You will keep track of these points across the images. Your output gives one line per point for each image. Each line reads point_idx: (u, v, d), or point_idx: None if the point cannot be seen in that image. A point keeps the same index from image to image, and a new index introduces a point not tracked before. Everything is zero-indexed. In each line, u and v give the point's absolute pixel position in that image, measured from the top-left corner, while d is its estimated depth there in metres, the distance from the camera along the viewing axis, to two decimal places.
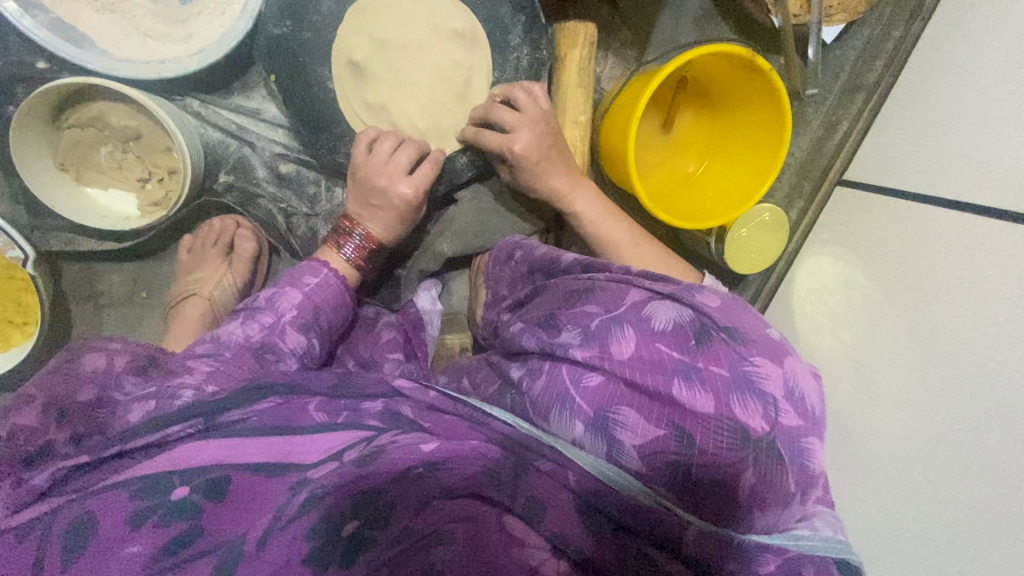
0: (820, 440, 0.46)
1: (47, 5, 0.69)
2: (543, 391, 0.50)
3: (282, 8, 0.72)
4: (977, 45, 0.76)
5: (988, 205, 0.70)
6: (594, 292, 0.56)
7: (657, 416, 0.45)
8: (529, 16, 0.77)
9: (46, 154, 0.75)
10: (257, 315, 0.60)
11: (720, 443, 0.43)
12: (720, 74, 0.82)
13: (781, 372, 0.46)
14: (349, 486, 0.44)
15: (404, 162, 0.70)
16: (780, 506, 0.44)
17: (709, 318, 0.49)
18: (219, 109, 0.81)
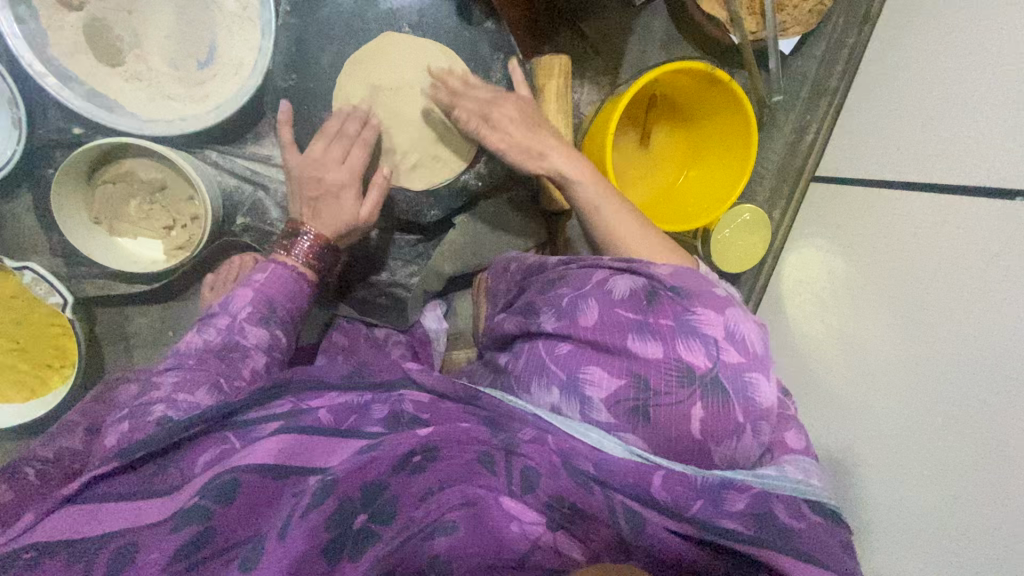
0: (764, 375, 0.51)
1: (81, 77, 0.79)
2: (523, 366, 0.56)
3: (287, 64, 0.81)
4: (923, 45, 0.84)
5: (953, 184, 0.75)
6: (565, 277, 0.61)
7: (619, 369, 0.50)
8: (507, 53, 0.86)
9: (83, 208, 0.84)
10: (212, 318, 0.65)
11: (669, 381, 0.49)
12: (686, 89, 0.89)
13: (722, 319, 0.52)
14: (356, 479, 0.46)
15: (332, 157, 0.77)
16: (731, 438, 0.49)
17: (659, 281, 0.55)
18: (234, 157, 0.89)
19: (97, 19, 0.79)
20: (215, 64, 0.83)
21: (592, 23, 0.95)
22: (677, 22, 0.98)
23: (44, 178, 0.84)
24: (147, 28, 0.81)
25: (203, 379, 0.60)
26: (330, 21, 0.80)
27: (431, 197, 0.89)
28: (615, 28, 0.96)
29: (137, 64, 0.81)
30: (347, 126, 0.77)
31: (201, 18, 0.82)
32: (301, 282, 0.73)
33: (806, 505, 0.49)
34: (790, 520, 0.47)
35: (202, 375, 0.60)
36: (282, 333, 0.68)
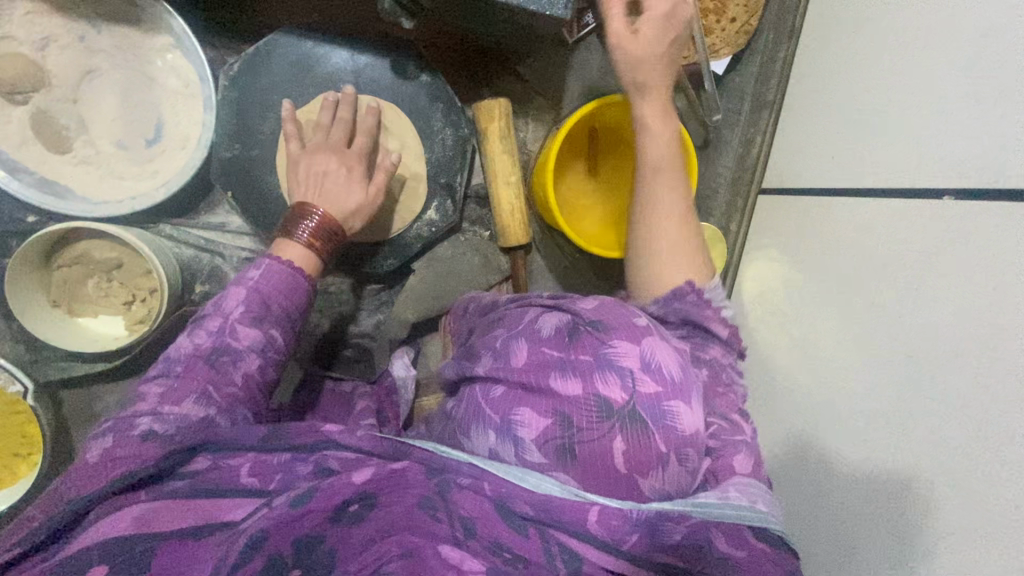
0: (685, 404, 0.50)
1: (31, 167, 0.81)
2: (463, 413, 0.56)
3: (230, 134, 0.83)
4: (847, 57, 0.86)
5: (881, 185, 0.75)
6: (506, 317, 0.63)
7: (544, 408, 0.50)
8: (445, 103, 0.88)
9: (41, 294, 0.85)
10: (204, 321, 0.61)
11: (589, 417, 0.49)
12: (626, 121, 0.93)
13: (638, 350, 0.52)
14: (288, 532, 0.46)
15: (338, 139, 0.77)
16: (658, 469, 0.49)
17: (582, 316, 0.55)
18: (189, 229, 0.91)
19: (42, 110, 0.81)
20: (163, 141, 0.85)
21: (530, 65, 0.98)
22: (613, 56, 1.00)
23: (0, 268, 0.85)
24: (93, 114, 0.83)
25: (190, 390, 0.57)
26: (269, 89, 0.82)
27: (387, 247, 0.91)
28: (553, 68, 1.00)
29: (85, 149, 0.83)
30: (340, 108, 0.79)
31: (145, 99, 0.84)
32: (296, 276, 0.66)
33: (751, 530, 0.50)
34: (729, 549, 0.48)
35: (188, 387, 0.57)
36: (279, 333, 0.63)
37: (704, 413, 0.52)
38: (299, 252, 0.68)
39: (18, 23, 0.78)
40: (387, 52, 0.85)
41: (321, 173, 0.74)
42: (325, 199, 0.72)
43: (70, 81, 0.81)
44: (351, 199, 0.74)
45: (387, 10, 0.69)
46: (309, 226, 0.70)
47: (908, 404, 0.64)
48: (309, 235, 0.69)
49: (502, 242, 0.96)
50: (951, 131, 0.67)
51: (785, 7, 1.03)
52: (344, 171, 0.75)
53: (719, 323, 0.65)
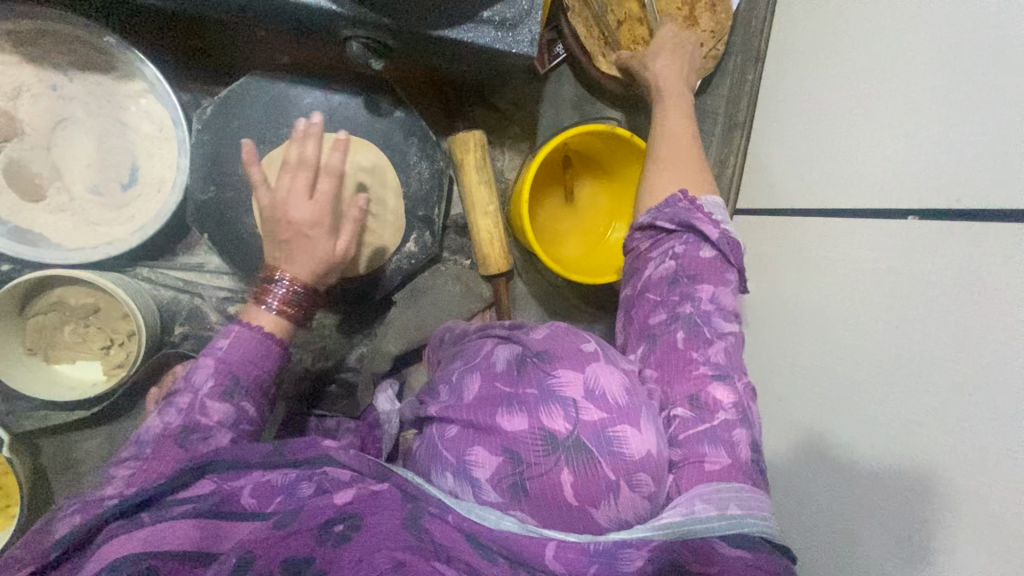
0: (632, 425, 0.50)
1: (4, 216, 0.80)
2: (423, 454, 0.57)
3: (205, 176, 0.83)
4: (808, 80, 0.88)
5: (848, 205, 0.76)
6: (463, 352, 0.64)
7: (495, 446, 0.50)
8: (420, 137, 0.89)
9: (17, 343, 0.84)
10: (174, 397, 0.58)
11: (535, 450, 0.49)
12: (596, 148, 0.94)
13: (581, 377, 0.52)
14: (276, 552, 0.44)
15: (300, 184, 0.66)
16: (608, 497, 0.49)
17: (529, 349, 0.56)
18: (166, 271, 0.90)
19: (14, 160, 0.80)
20: (139, 185, 0.85)
21: (503, 97, 1.00)
22: (584, 84, 1.03)
23: None
24: (67, 161, 0.83)
25: (157, 472, 0.54)
26: (243, 131, 0.83)
27: (366, 281, 0.92)
28: (526, 99, 1.01)
29: (60, 196, 0.83)
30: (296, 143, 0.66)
31: (121, 144, 0.84)
32: (267, 343, 0.63)
33: (723, 540, 0.48)
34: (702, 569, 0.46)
35: (156, 468, 0.54)
36: (250, 405, 0.60)
37: (653, 429, 0.51)
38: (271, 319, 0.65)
39: None
40: (360, 90, 0.86)
41: (288, 237, 0.66)
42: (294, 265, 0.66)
43: (43, 129, 0.81)
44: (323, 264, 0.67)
45: (354, 52, 0.71)
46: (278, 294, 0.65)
47: (896, 423, 0.64)
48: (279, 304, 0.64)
49: (483, 271, 0.96)
50: (908, 153, 0.68)
51: (750, 32, 1.05)
52: (312, 229, 0.65)
53: (711, 224, 0.64)
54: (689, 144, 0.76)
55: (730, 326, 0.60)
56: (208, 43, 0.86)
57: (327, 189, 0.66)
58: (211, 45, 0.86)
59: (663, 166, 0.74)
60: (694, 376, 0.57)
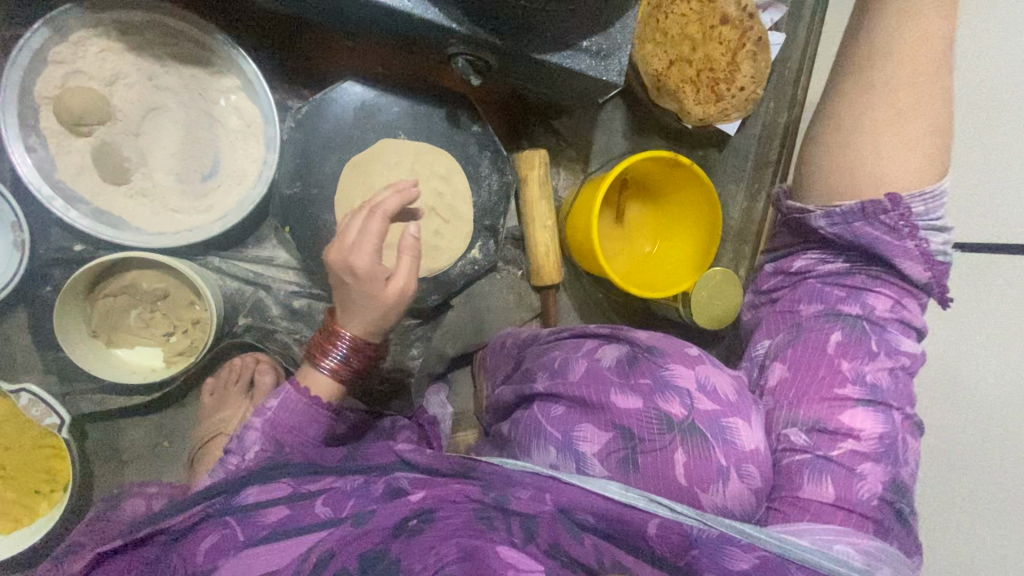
0: (742, 420, 0.60)
1: (87, 198, 0.82)
2: (525, 430, 0.65)
3: (291, 173, 0.87)
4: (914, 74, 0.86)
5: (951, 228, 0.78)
6: (558, 344, 0.73)
7: (605, 424, 0.60)
8: (492, 151, 0.95)
9: (82, 324, 0.84)
10: (223, 458, 0.64)
11: (651, 429, 0.58)
12: (652, 172, 1.00)
13: (693, 373, 0.62)
14: (351, 548, 0.48)
15: (362, 237, 0.63)
16: (720, 481, 0.57)
17: (638, 346, 0.66)
18: (235, 261, 0.91)
19: (105, 143, 0.82)
20: (221, 176, 0.87)
21: (564, 120, 1.06)
22: (637, 115, 1.10)
23: (40, 298, 0.83)
24: (154, 149, 0.85)
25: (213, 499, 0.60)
26: (330, 134, 0.87)
27: (431, 283, 0.93)
28: (585, 123, 1.08)
29: (143, 181, 0.85)
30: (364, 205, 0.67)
31: (207, 136, 0.87)
32: (314, 407, 0.66)
33: None
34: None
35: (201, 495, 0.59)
36: None
37: (758, 429, 0.61)
38: (326, 381, 0.67)
39: (92, 59, 0.80)
40: (443, 103, 0.91)
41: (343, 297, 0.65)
42: (349, 325, 0.66)
43: (134, 116, 0.83)
44: (379, 314, 0.64)
45: (459, 67, 0.77)
46: (337, 355, 0.66)
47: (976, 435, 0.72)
48: (334, 366, 0.66)
49: (534, 280, 1.01)
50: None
51: (784, 78, 1.14)
52: (351, 274, 0.62)
53: (917, 266, 0.64)
54: (898, 104, 0.64)
55: (908, 346, 0.64)
56: (300, 47, 0.90)
57: (374, 230, 0.63)
58: (304, 50, 0.90)
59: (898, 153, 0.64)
60: (835, 397, 0.61)
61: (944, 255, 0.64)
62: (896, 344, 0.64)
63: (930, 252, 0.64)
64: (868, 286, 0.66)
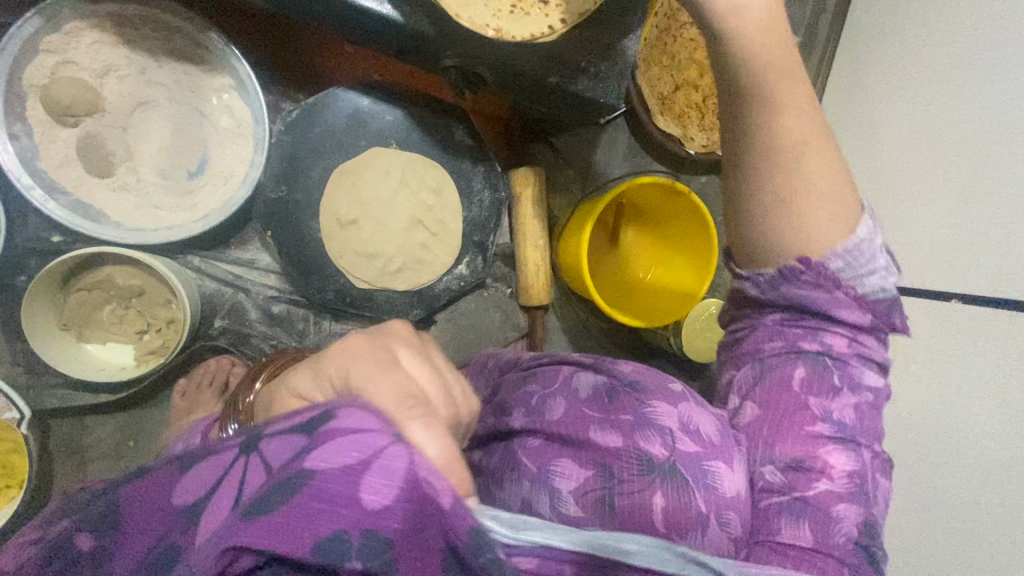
0: (724, 462, 0.54)
1: (68, 188, 0.80)
2: (499, 463, 0.61)
3: (278, 176, 0.85)
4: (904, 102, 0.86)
5: (953, 250, 0.75)
6: (536, 374, 0.68)
7: (585, 461, 0.56)
8: (487, 167, 0.93)
9: (52, 317, 0.82)
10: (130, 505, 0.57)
11: (631, 471, 0.54)
12: (650, 198, 0.98)
13: (675, 411, 0.57)
14: None
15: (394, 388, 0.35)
16: (697, 529, 0.52)
17: (618, 380, 0.62)
18: (216, 262, 0.90)
19: (91, 135, 0.81)
20: (207, 175, 0.86)
21: (563, 138, 1.04)
22: (639, 138, 1.07)
23: (14, 288, 0.82)
24: (140, 143, 0.84)
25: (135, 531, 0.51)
26: (321, 139, 0.85)
27: (414, 297, 0.91)
28: (584, 143, 1.06)
29: (127, 175, 0.83)
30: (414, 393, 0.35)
31: (196, 134, 0.85)
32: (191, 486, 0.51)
33: None
34: None
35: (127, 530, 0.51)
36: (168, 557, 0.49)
37: (743, 469, 0.55)
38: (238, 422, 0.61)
39: (84, 50, 0.79)
40: (439, 115, 0.90)
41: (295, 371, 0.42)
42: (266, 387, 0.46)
43: (123, 109, 0.82)
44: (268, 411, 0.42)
45: None
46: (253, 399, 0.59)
47: None
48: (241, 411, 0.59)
49: (523, 301, 0.98)
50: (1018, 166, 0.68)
51: None
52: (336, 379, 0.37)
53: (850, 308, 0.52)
54: (791, 149, 0.49)
55: (872, 379, 0.53)
56: (298, 50, 0.89)
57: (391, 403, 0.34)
58: (301, 53, 0.89)
59: (796, 208, 0.50)
60: (805, 436, 0.52)
61: (879, 294, 0.53)
62: (859, 377, 0.53)
63: (864, 294, 0.52)
64: (830, 320, 0.53)
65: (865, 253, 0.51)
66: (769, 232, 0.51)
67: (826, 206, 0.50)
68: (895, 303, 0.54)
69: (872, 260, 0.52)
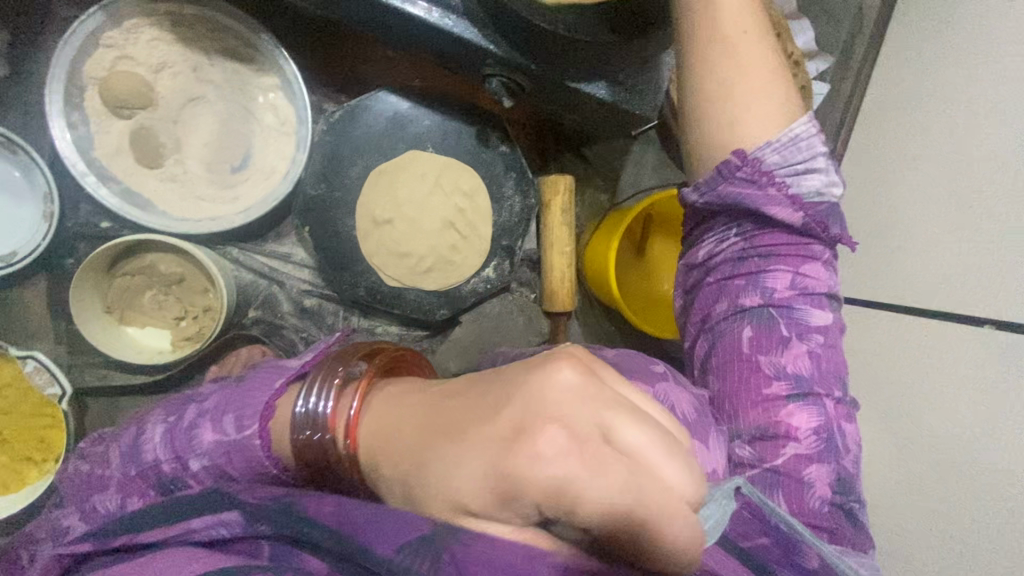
0: (700, 440, 0.54)
1: (119, 177, 0.84)
2: None
3: (318, 174, 0.88)
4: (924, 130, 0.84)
5: (953, 300, 0.75)
6: None
7: None
8: (518, 174, 0.95)
9: (96, 299, 0.85)
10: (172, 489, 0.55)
11: None
12: (673, 208, 0.99)
13: (653, 392, 0.56)
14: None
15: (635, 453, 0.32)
16: None
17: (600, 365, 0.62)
18: (252, 254, 0.93)
19: (143, 127, 0.85)
20: (249, 170, 0.89)
21: (594, 148, 1.06)
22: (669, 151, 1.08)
23: (62, 269, 0.85)
24: (188, 137, 0.87)
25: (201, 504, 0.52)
26: (361, 141, 0.88)
27: (440, 297, 0.93)
28: (614, 154, 1.07)
29: (175, 167, 0.86)
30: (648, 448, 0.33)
31: (241, 130, 0.88)
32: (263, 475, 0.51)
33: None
34: None
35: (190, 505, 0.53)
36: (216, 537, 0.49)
37: (716, 448, 0.55)
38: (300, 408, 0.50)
39: (142, 46, 0.83)
40: (475, 122, 0.92)
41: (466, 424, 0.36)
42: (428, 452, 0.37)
43: (175, 104, 0.85)
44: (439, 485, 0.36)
45: (493, 89, 0.77)
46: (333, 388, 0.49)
47: None
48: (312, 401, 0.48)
49: (546, 306, 0.99)
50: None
51: None
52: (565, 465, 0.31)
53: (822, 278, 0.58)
54: (735, 59, 0.58)
55: (819, 318, 0.59)
56: (342, 53, 0.92)
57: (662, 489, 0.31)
58: (345, 56, 0.92)
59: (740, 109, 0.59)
60: (762, 399, 0.57)
61: (817, 196, 0.59)
62: (808, 321, 0.58)
63: (802, 194, 0.58)
64: (764, 267, 0.59)
65: (801, 160, 0.58)
66: (709, 139, 0.60)
67: (762, 104, 0.59)
68: (834, 209, 0.60)
69: (808, 169, 0.58)
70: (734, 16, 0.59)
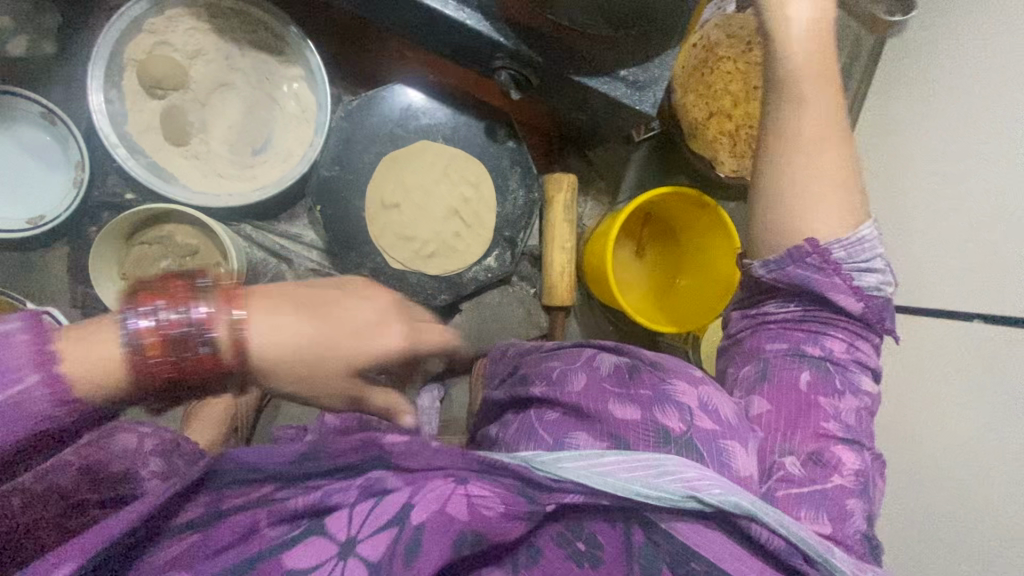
0: (739, 443, 0.57)
1: (147, 151, 0.89)
2: (515, 432, 0.62)
3: (332, 158, 0.92)
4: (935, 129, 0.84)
5: (967, 300, 0.76)
6: (559, 354, 0.70)
7: (601, 433, 0.57)
8: (523, 168, 0.98)
9: (114, 264, 0.89)
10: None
11: (648, 443, 0.56)
12: (676, 212, 1.02)
13: (695, 391, 0.60)
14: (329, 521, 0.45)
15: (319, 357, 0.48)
16: None
17: (641, 361, 0.65)
18: (265, 233, 0.97)
19: (174, 107, 0.90)
20: (268, 153, 0.94)
21: (597, 152, 1.11)
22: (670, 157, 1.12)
23: (84, 235, 0.90)
24: (214, 119, 0.93)
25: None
26: (375, 129, 0.93)
27: (441, 282, 0.96)
28: (616, 158, 1.12)
29: (199, 146, 0.92)
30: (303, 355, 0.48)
31: (264, 116, 0.94)
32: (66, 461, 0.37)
33: None
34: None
35: None
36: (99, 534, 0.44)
37: (753, 453, 0.57)
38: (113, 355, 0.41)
39: (179, 33, 0.90)
40: (484, 117, 0.97)
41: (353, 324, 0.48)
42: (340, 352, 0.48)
43: (205, 87, 0.92)
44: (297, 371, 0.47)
45: (501, 80, 0.82)
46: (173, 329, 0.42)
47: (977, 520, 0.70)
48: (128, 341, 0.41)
49: (544, 299, 1.01)
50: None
51: None
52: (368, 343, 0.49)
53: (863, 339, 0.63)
54: (817, 162, 0.61)
55: (868, 386, 0.63)
56: (364, 51, 0.99)
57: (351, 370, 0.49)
58: (366, 54, 0.99)
59: (814, 203, 0.61)
60: (817, 431, 0.59)
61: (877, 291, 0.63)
62: (859, 384, 0.62)
63: (863, 288, 0.62)
64: (826, 328, 0.63)
65: (866, 255, 0.62)
66: (778, 227, 0.63)
67: (840, 199, 0.62)
68: (886, 304, 0.64)
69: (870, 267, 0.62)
70: (826, 117, 0.61)
